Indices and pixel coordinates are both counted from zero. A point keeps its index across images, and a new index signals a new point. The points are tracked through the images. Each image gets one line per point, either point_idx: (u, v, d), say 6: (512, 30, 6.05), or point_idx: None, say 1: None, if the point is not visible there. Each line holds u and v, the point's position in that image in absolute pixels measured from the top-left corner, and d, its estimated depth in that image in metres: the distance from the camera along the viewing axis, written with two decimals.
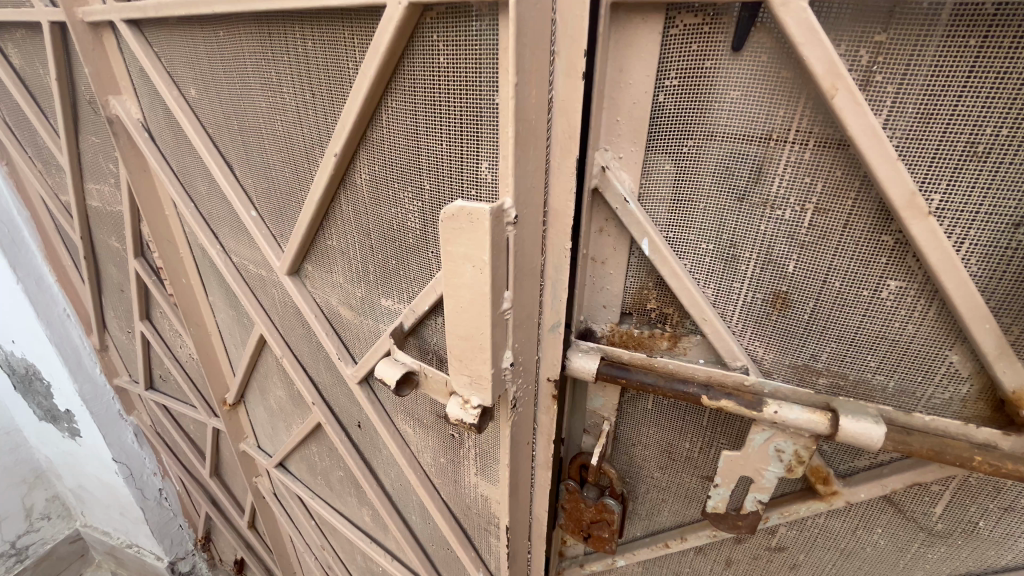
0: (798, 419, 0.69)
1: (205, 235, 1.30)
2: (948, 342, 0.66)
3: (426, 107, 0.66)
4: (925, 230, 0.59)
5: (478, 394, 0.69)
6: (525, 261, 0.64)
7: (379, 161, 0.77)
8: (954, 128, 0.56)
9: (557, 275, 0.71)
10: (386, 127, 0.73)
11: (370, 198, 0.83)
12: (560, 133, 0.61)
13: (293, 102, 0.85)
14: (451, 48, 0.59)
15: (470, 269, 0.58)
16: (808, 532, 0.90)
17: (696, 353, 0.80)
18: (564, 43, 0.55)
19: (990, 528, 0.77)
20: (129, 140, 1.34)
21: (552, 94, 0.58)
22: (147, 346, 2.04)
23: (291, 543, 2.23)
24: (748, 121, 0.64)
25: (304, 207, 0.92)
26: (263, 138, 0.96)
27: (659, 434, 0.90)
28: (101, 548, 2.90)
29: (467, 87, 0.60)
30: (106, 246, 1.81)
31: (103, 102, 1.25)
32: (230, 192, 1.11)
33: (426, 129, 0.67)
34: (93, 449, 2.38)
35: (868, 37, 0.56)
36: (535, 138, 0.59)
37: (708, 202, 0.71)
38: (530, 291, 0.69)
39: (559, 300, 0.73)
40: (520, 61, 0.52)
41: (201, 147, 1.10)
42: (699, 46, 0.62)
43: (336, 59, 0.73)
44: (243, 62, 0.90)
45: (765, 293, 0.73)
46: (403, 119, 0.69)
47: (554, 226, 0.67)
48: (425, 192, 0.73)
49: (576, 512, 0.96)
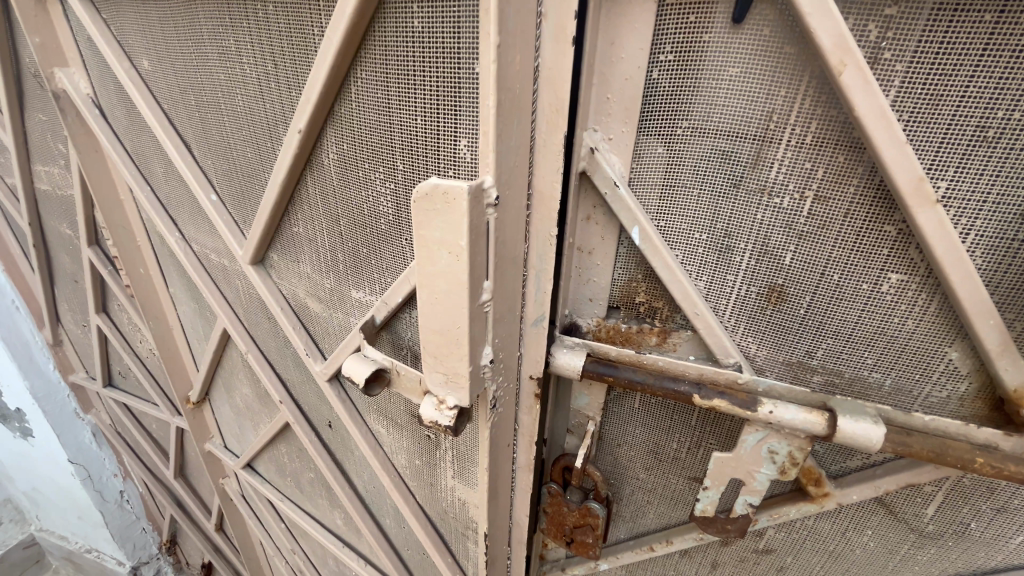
0: (794, 419, 0.65)
1: (162, 222, 1.21)
2: (948, 338, 0.63)
3: (398, 77, 0.59)
4: (932, 219, 0.56)
5: (454, 394, 0.63)
6: (506, 250, 0.59)
7: (348, 138, 0.70)
8: (965, 110, 0.53)
9: (541, 265, 0.66)
10: (355, 100, 0.66)
11: (338, 180, 0.76)
12: (547, 106, 0.56)
13: (253, 73, 0.77)
14: (427, 10, 0.53)
15: (446, 255, 0.52)
16: (797, 535, 0.87)
17: (686, 349, 0.76)
18: (552, 4, 0.50)
19: (982, 529, 0.75)
20: (78, 118, 1.24)
21: (538, 64, 0.53)
22: (104, 341, 1.92)
23: (261, 546, 2.14)
24: (746, 101, 0.60)
25: (267, 190, 0.85)
26: (222, 115, 0.88)
27: (646, 434, 0.86)
28: (57, 553, 2.75)
29: (444, 54, 0.54)
30: (58, 234, 1.69)
31: (48, 75, 1.14)
32: (187, 174, 1.02)
33: (398, 103, 0.61)
34: (47, 449, 2.24)
35: (877, 10, 0.52)
36: (519, 112, 0.53)
37: (702, 188, 0.66)
38: (512, 281, 0.63)
39: (544, 292, 0.68)
40: (503, 20, 0.46)
41: (156, 125, 1.01)
42: (697, 18, 0.57)
43: (300, 19, 0.66)
44: (198, 29, 0.82)
45: (760, 286, 0.69)
46: (373, 91, 0.63)
47: (539, 210, 0.62)
48: (398, 173, 0.67)
49: (559, 516, 0.92)
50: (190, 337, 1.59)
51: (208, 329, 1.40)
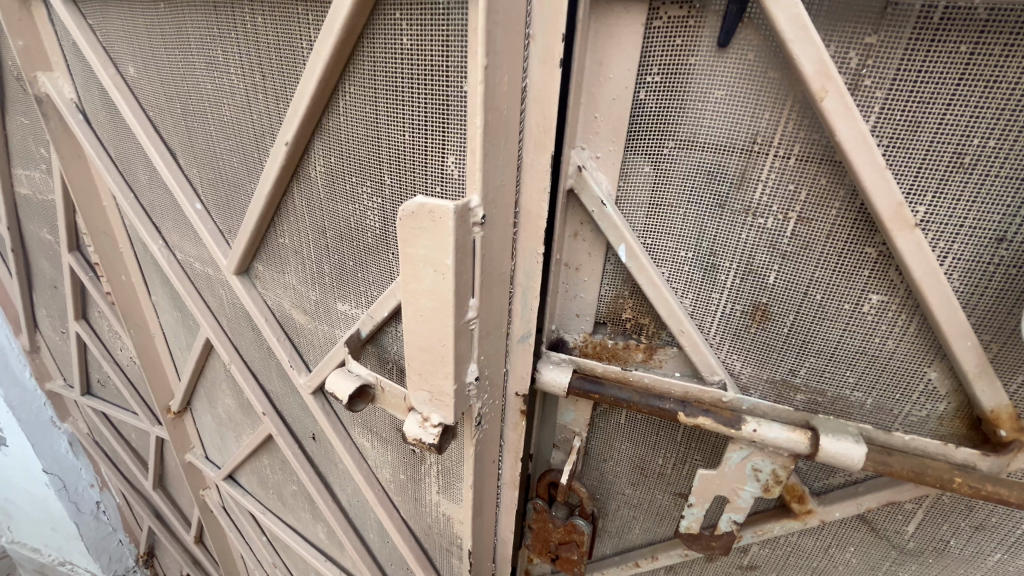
0: (777, 438, 0.65)
1: (145, 229, 1.20)
2: (928, 359, 0.64)
3: (387, 93, 0.59)
4: (911, 243, 0.57)
5: (439, 412, 0.63)
6: (492, 268, 0.59)
7: (336, 151, 0.70)
8: (942, 137, 0.54)
9: (527, 281, 0.66)
10: (343, 114, 0.66)
11: (325, 193, 0.76)
12: (535, 126, 0.56)
13: (240, 84, 0.77)
14: (416, 28, 0.53)
15: (432, 273, 0.52)
16: (780, 551, 0.87)
17: (672, 366, 0.77)
18: (540, 25, 0.50)
19: (961, 547, 0.75)
20: (60, 123, 1.22)
21: (526, 84, 0.53)
22: (83, 348, 1.87)
23: (241, 560, 2.09)
24: (731, 123, 0.60)
25: (253, 201, 0.84)
26: (209, 123, 0.87)
27: (632, 449, 0.86)
28: (29, 566, 2.66)
29: (433, 73, 0.54)
30: (37, 239, 1.65)
31: (31, 79, 1.12)
32: (171, 182, 1.01)
33: (386, 118, 0.61)
34: (20, 459, 2.17)
35: (858, 38, 0.53)
36: (506, 131, 0.54)
37: (688, 208, 0.67)
38: (499, 298, 0.63)
39: (530, 309, 0.68)
40: (491, 42, 0.46)
41: (141, 132, 1.00)
42: (683, 41, 0.58)
43: (289, 36, 0.65)
44: (186, 39, 0.81)
45: (744, 304, 0.70)
46: (361, 106, 0.63)
47: (526, 228, 0.62)
48: (385, 188, 0.66)
49: (544, 533, 0.91)
50: (172, 346, 1.56)
51: (191, 339, 1.38)
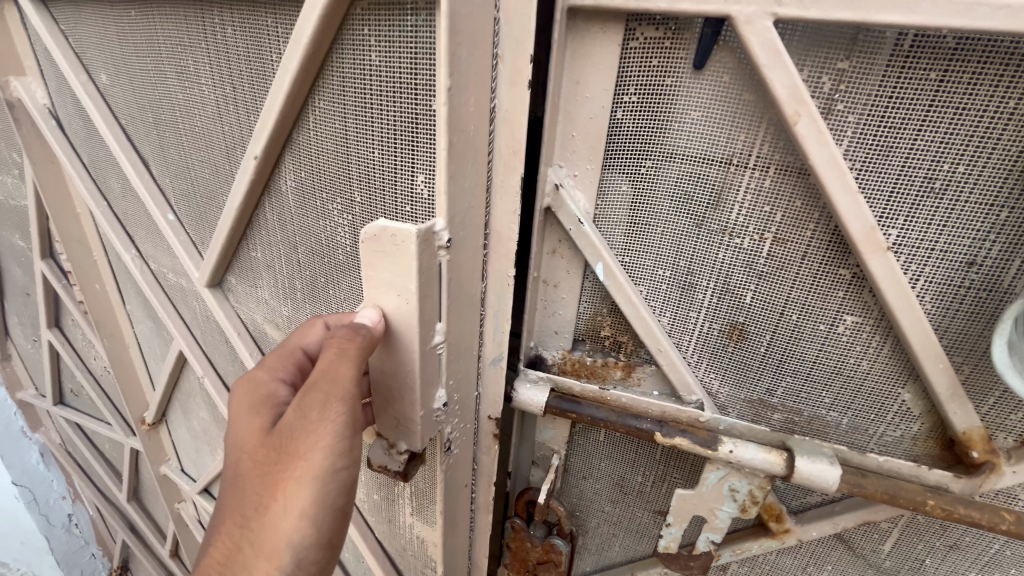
0: (753, 459, 0.65)
1: (118, 238, 1.17)
2: (901, 380, 0.65)
3: (356, 108, 0.58)
4: (884, 265, 0.57)
5: (407, 439, 0.64)
6: (460, 291, 0.58)
7: (305, 165, 0.69)
8: (913, 162, 0.54)
9: (499, 304, 0.65)
10: (312, 129, 0.65)
11: (296, 208, 0.74)
12: (505, 148, 0.55)
13: (212, 95, 0.75)
14: (383, 44, 0.52)
15: (395, 297, 0.53)
16: (759, 569, 0.87)
17: (650, 384, 0.76)
18: (508, 46, 0.50)
19: (936, 566, 0.76)
20: (33, 128, 1.19)
21: (495, 106, 0.53)
22: (56, 357, 1.82)
23: None
24: (707, 143, 0.61)
25: (223, 215, 0.83)
26: (180, 133, 0.86)
27: (611, 467, 0.86)
28: None
29: (402, 89, 0.53)
30: (9, 245, 1.60)
31: (3, 84, 1.10)
32: (143, 192, 0.99)
33: (356, 134, 0.60)
34: None
35: (830, 64, 0.53)
36: (475, 153, 0.53)
37: (666, 227, 0.67)
38: (467, 321, 0.63)
39: (502, 332, 0.66)
40: (457, 63, 0.46)
41: (113, 140, 0.97)
42: (659, 62, 0.58)
43: (260, 46, 0.64)
44: (156, 45, 0.79)
45: (721, 324, 0.70)
46: (331, 120, 0.62)
47: (497, 249, 0.61)
48: (355, 205, 0.65)
49: (522, 552, 0.89)
50: (147, 357, 1.53)
51: (165, 351, 1.35)
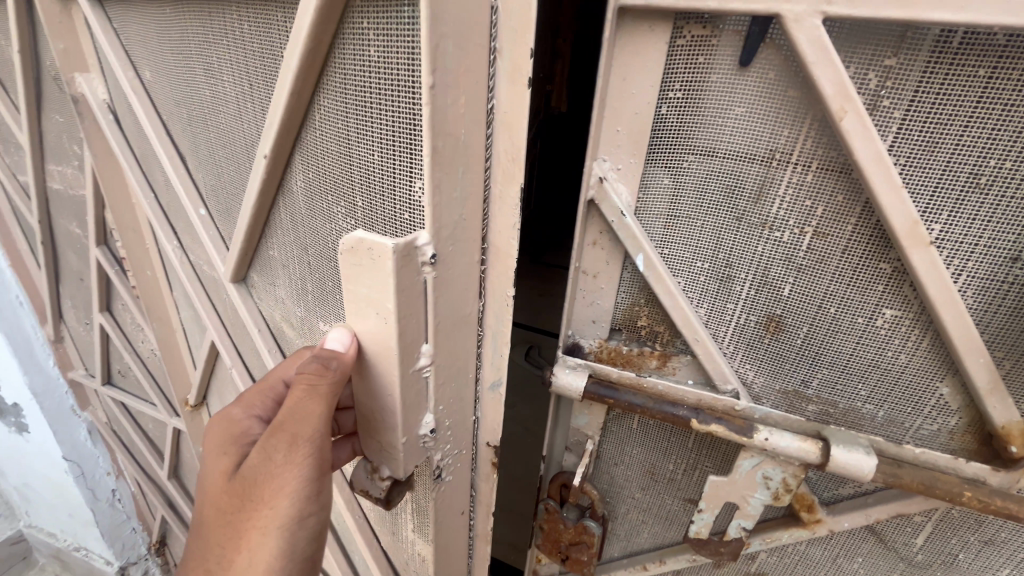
0: (788, 447, 0.67)
1: (163, 229, 1.24)
2: (939, 374, 0.65)
3: (357, 108, 0.61)
4: (926, 260, 0.58)
5: (390, 465, 0.74)
6: (452, 287, 0.65)
7: (313, 163, 0.73)
8: (958, 158, 0.55)
9: (496, 326, 0.72)
10: (320, 127, 0.68)
11: (306, 207, 0.78)
12: (503, 152, 0.61)
13: (233, 91, 0.80)
14: (380, 41, 0.55)
15: (375, 316, 0.61)
16: (788, 559, 0.88)
17: (685, 374, 0.78)
18: (504, 40, 0.55)
19: (970, 561, 0.76)
20: (94, 122, 1.26)
21: (493, 105, 0.59)
22: (106, 339, 1.92)
23: None
24: (751, 139, 0.62)
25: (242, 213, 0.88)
26: (209, 131, 0.91)
27: (644, 454, 0.88)
28: (46, 550, 2.72)
29: (399, 91, 0.55)
30: (65, 232, 1.70)
31: (69, 80, 1.18)
32: (178, 186, 1.05)
33: (357, 135, 0.63)
34: (42, 444, 2.24)
35: (877, 60, 0.54)
36: (468, 150, 0.58)
37: (706, 219, 0.68)
38: (460, 335, 0.70)
39: (501, 356, 0.74)
40: (442, 58, 0.50)
41: (154, 135, 1.03)
42: (706, 58, 0.60)
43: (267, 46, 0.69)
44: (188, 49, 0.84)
45: (758, 315, 0.72)
46: (335, 119, 0.65)
47: (494, 260, 0.68)
48: (357, 207, 0.68)
49: (554, 533, 0.92)
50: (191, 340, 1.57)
51: (202, 336, 1.42)
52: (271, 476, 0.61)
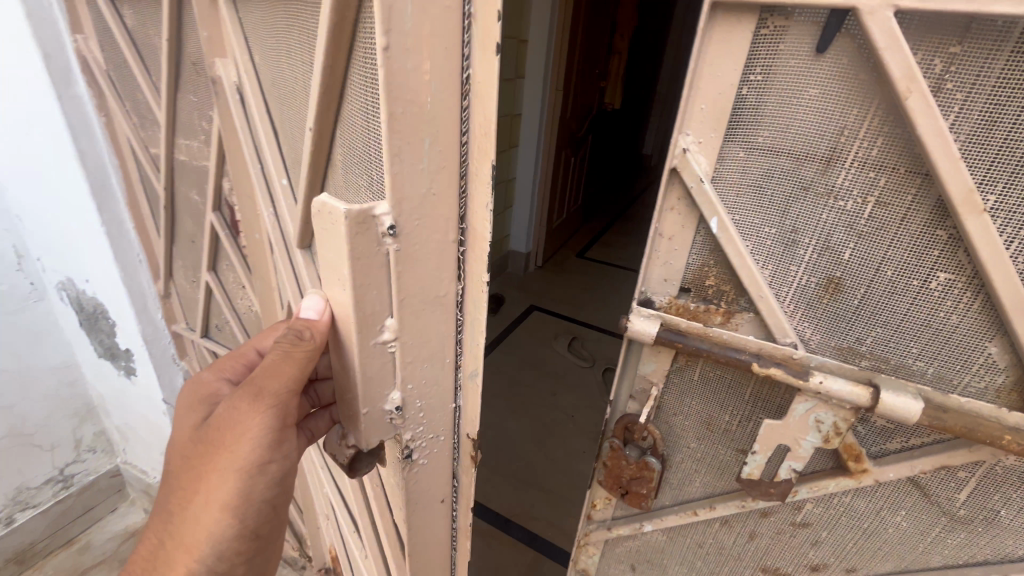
0: (842, 391, 0.77)
1: (263, 197, 1.45)
2: (989, 334, 0.73)
3: (369, 82, 0.74)
4: (979, 226, 0.66)
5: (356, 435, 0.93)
6: (422, 252, 0.80)
7: (348, 138, 0.87)
8: (1015, 136, 0.63)
9: (474, 312, 0.92)
10: (351, 103, 0.82)
11: (344, 180, 0.92)
12: (478, 127, 0.75)
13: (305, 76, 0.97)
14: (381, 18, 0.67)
15: (339, 287, 0.78)
16: (833, 511, 0.96)
17: (747, 329, 0.88)
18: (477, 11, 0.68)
19: (1012, 518, 0.82)
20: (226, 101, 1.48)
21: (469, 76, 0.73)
22: (209, 296, 2.18)
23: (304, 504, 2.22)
24: (823, 116, 0.71)
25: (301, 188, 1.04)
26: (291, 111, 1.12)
27: (702, 405, 0.98)
28: (138, 486, 3.02)
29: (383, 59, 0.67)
30: (185, 200, 1.96)
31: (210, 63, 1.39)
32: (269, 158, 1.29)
33: (370, 106, 0.76)
34: (146, 387, 2.55)
35: (943, 48, 0.62)
36: (434, 110, 0.72)
37: (777, 189, 0.78)
38: (433, 309, 0.87)
39: (477, 340, 0.94)
40: (401, 22, 0.63)
41: (258, 113, 1.29)
42: (786, 45, 0.70)
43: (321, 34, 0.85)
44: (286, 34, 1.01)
45: (819, 277, 0.80)
46: (360, 95, 0.79)
47: (474, 244, 0.86)
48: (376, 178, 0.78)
49: (616, 469, 1.05)
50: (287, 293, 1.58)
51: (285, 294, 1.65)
52: (236, 435, 0.89)
